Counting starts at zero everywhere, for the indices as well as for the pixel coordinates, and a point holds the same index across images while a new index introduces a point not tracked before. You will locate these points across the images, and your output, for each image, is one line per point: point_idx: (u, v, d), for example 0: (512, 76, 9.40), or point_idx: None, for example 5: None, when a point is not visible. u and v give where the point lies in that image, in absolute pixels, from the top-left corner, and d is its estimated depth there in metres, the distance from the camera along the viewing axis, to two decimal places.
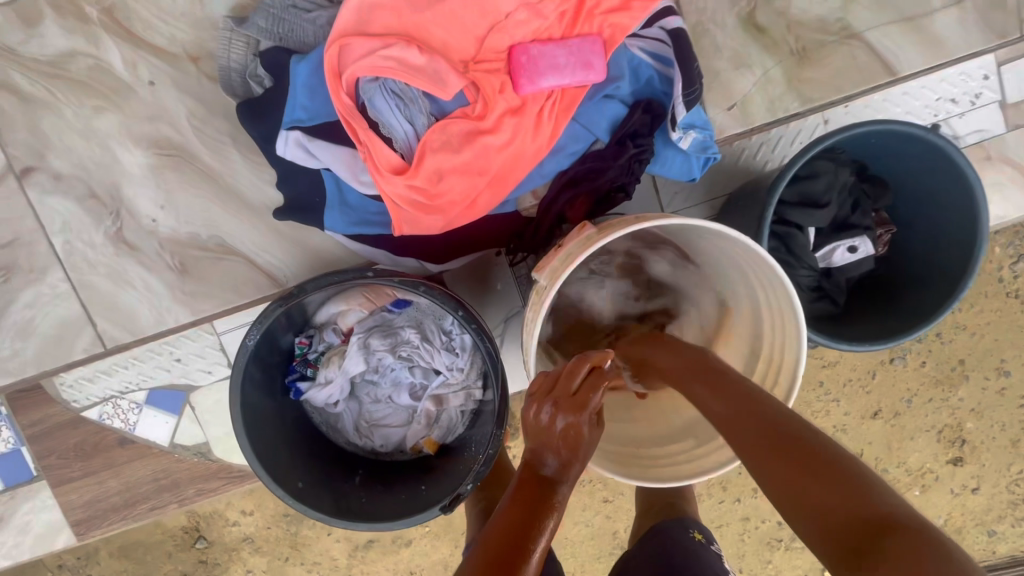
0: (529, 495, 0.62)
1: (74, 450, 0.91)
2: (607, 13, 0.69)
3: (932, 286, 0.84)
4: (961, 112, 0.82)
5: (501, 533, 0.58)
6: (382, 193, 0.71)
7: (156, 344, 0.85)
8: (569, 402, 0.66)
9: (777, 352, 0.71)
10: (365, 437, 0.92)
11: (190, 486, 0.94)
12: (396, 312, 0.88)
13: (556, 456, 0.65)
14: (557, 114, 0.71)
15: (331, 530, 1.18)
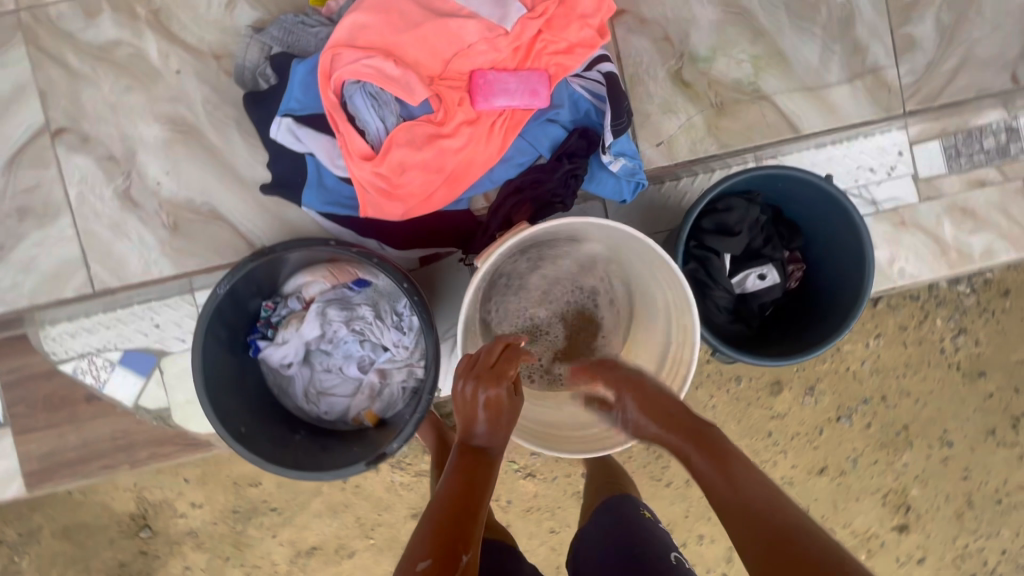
0: (469, 464, 0.72)
1: (43, 401, 1.02)
2: (553, 54, 0.85)
3: (830, 316, 0.96)
4: (879, 180, 1.00)
5: (451, 499, 0.67)
6: (352, 176, 0.84)
7: (140, 308, 0.98)
8: (489, 375, 0.77)
9: (681, 349, 0.83)
10: (311, 403, 1.00)
11: (144, 449, 1.04)
12: (356, 290, 0.98)
13: (483, 426, 0.75)
14: (507, 129, 0.86)
15: (275, 533, 1.44)
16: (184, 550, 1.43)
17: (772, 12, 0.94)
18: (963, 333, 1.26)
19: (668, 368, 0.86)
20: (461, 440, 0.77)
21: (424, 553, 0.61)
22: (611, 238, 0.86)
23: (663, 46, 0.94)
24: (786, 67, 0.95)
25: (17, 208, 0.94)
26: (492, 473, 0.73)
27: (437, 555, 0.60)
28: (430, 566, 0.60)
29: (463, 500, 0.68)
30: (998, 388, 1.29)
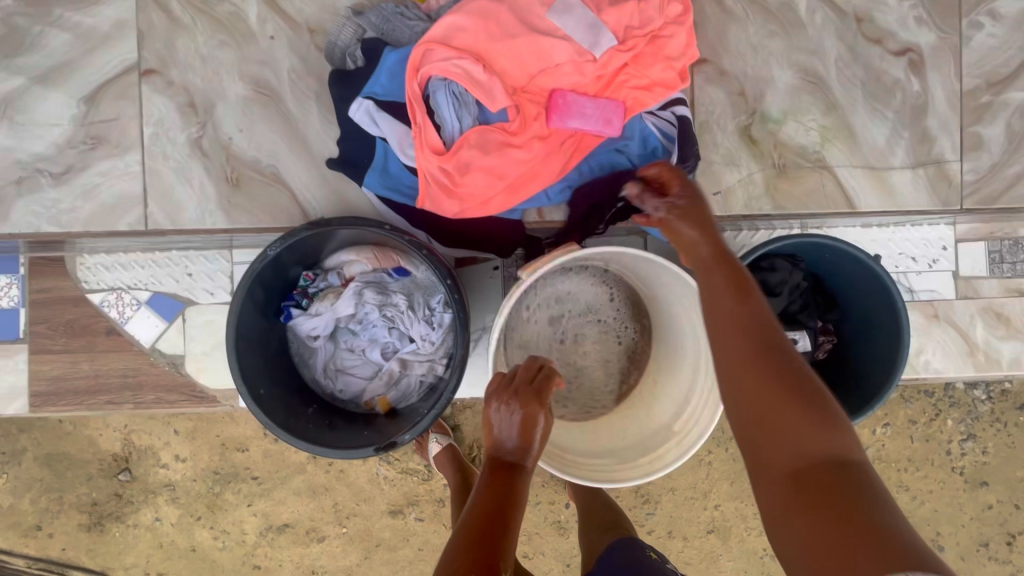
0: (501, 481, 0.76)
1: (65, 326, 1.04)
2: (633, 88, 0.87)
3: (854, 393, 0.96)
4: (919, 269, 1.00)
5: (484, 518, 0.73)
6: (418, 167, 0.87)
7: (177, 255, 1.01)
8: (527, 393, 0.78)
9: (705, 398, 0.84)
10: (329, 379, 1.01)
11: (150, 392, 1.06)
12: (394, 277, 1.00)
13: (514, 442, 0.78)
14: (574, 151, 0.88)
15: (252, 504, 1.45)
16: (158, 501, 1.45)
17: (848, 89, 0.96)
18: (971, 439, 1.34)
19: (688, 414, 0.86)
20: (490, 455, 0.79)
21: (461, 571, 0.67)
22: (647, 268, 0.90)
23: (737, 100, 0.96)
24: (852, 143, 0.97)
25: (92, 135, 0.97)
26: (519, 488, 0.76)
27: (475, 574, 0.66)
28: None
29: (494, 520, 0.72)
30: (998, 500, 1.37)
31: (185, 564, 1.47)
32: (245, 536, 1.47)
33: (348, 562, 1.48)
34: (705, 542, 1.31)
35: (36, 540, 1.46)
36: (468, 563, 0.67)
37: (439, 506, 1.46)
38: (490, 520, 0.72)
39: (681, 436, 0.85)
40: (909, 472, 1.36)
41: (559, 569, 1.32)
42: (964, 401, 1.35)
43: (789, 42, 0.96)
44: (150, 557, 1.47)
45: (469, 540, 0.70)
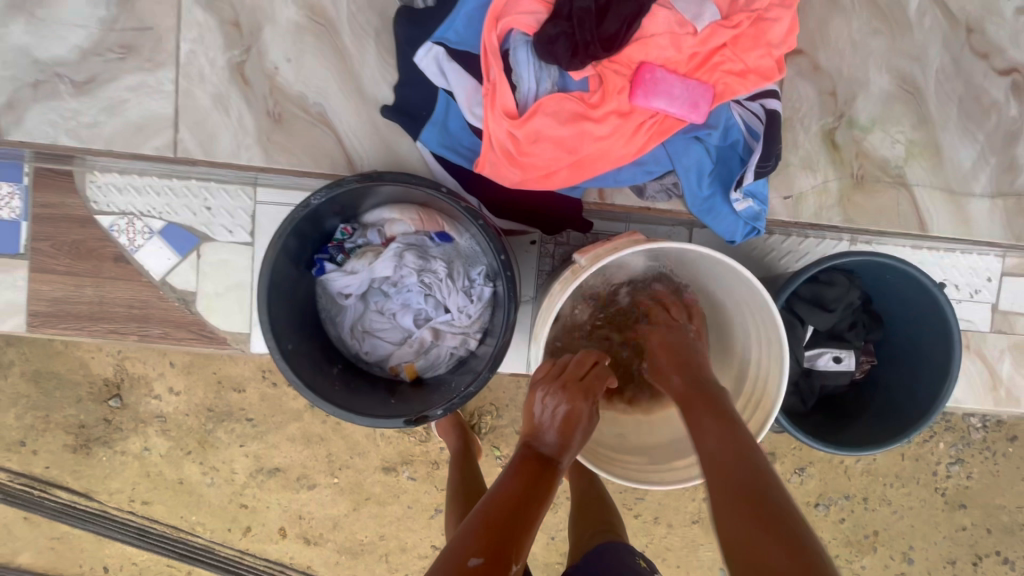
0: (534, 471, 0.71)
1: (69, 247, 0.97)
2: (726, 72, 0.80)
3: (890, 417, 0.94)
4: (959, 298, 0.96)
5: (510, 504, 0.67)
6: (484, 128, 0.80)
7: (196, 186, 0.94)
8: (576, 385, 0.77)
9: (750, 410, 0.81)
10: (355, 340, 0.96)
11: (157, 326, 1.00)
12: (436, 242, 0.94)
13: (554, 435, 0.74)
14: (652, 133, 0.82)
15: (244, 445, 1.43)
16: (148, 431, 1.42)
17: (944, 104, 0.90)
18: (959, 464, 1.36)
19: None
20: (524, 443, 0.76)
21: (477, 551, 0.61)
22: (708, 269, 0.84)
23: (827, 100, 0.90)
24: (937, 163, 0.91)
25: (122, 43, 0.90)
26: (553, 485, 0.71)
27: (489, 555, 0.61)
28: (480, 564, 0.60)
29: (520, 506, 0.67)
30: (973, 523, 1.40)
31: (170, 495, 1.45)
32: (234, 475, 1.45)
33: (335, 512, 1.48)
34: (689, 531, 1.33)
35: (19, 456, 1.42)
36: (485, 550, 0.61)
37: (432, 468, 1.46)
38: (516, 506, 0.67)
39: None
40: (895, 487, 1.39)
41: (543, 541, 1.34)
42: (961, 426, 1.36)
43: (892, 42, 0.89)
44: (136, 485, 1.44)
45: (489, 521, 0.65)
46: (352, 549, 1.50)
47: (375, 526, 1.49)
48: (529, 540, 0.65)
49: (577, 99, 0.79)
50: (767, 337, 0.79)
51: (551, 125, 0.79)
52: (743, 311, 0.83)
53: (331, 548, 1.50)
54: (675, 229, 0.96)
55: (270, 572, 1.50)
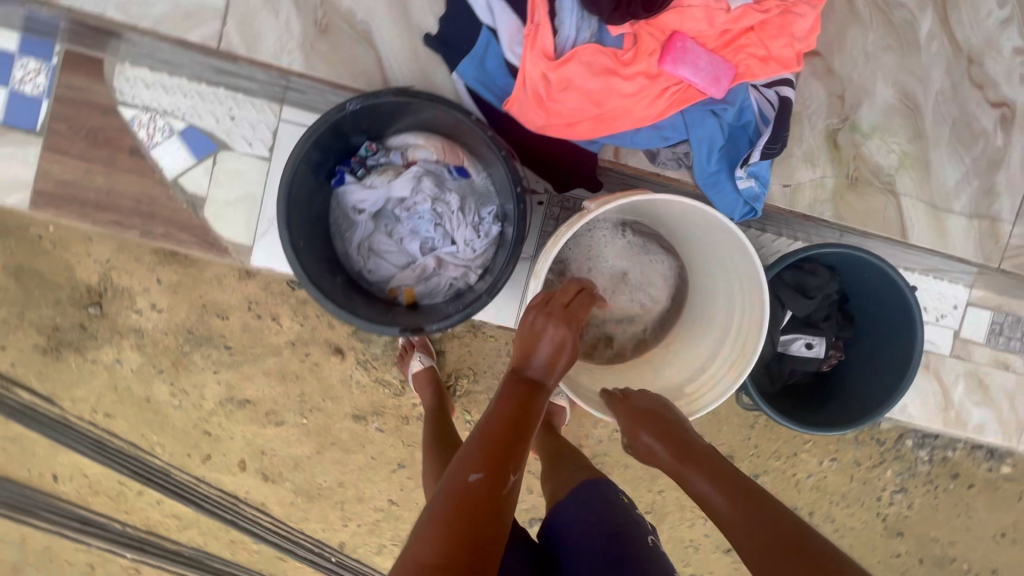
0: (524, 394, 0.75)
1: (87, 133, 1.13)
2: (749, 54, 0.86)
3: (851, 407, 1.00)
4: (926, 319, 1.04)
5: (507, 426, 0.71)
6: (521, 68, 0.85)
7: (222, 98, 1.12)
8: (562, 314, 0.81)
9: (725, 368, 0.87)
10: (360, 257, 1.00)
11: (162, 211, 1.16)
12: (454, 176, 0.98)
13: (542, 360, 0.78)
14: (674, 100, 0.88)
15: (218, 372, 1.40)
16: (122, 344, 1.38)
17: (938, 123, 0.98)
18: (903, 493, 1.42)
19: (701, 381, 0.90)
20: (512, 368, 0.79)
21: (478, 467, 0.65)
22: (706, 233, 0.91)
23: (835, 102, 0.97)
24: (924, 176, 0.99)
25: None
26: (539, 402, 0.75)
27: (490, 468, 0.65)
28: (482, 477, 0.64)
29: (519, 426, 0.71)
30: (907, 551, 1.47)
31: (135, 412, 1.43)
32: (203, 401, 1.43)
33: (297, 453, 1.48)
34: None
35: None
36: (490, 468, 0.65)
37: (402, 423, 1.48)
38: (516, 428, 0.71)
39: (691, 398, 0.90)
40: (839, 507, 1.45)
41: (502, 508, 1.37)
42: (916, 458, 1.41)
43: (901, 59, 0.97)
44: (101, 396, 1.41)
45: (488, 441, 0.69)
46: (309, 492, 1.50)
47: (336, 472, 1.50)
48: (525, 450, 0.70)
49: (610, 55, 0.84)
50: (751, 302, 0.86)
51: (583, 76, 0.84)
52: (733, 279, 0.90)
53: (288, 488, 1.50)
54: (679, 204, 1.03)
55: (223, 504, 1.50)
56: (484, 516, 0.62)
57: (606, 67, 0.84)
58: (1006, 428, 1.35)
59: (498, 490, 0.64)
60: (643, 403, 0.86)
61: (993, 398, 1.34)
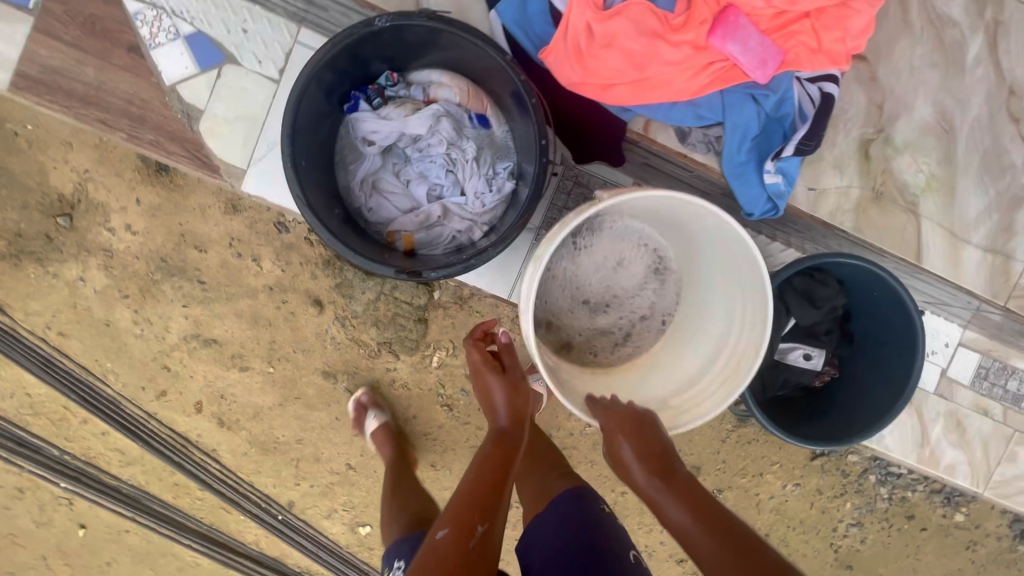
0: (500, 458, 0.98)
1: (87, 22, 1.11)
2: (801, 43, 0.83)
3: (840, 426, 0.99)
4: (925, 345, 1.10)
5: (473, 481, 0.93)
6: (564, 12, 0.81)
7: (237, 11, 1.13)
8: (507, 376, 1.11)
9: (730, 362, 0.95)
10: (362, 193, 0.94)
11: (157, 114, 1.14)
12: (473, 123, 0.93)
13: (506, 417, 1.07)
14: (715, 79, 0.84)
15: None
16: None
17: (967, 153, 1.03)
18: (858, 526, 1.42)
19: (706, 379, 0.97)
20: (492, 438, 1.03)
21: (445, 526, 0.86)
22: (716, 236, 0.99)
23: (873, 112, 1.00)
24: (946, 202, 1.04)
25: None
26: (515, 456, 0.99)
27: (454, 528, 0.85)
28: (448, 532, 0.85)
29: (489, 492, 0.91)
30: None
31: None
32: None
33: None
34: None
35: None
36: (461, 526, 0.85)
37: None
38: (486, 492, 0.91)
39: (686, 406, 0.98)
40: (796, 532, 1.45)
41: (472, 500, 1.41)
42: (878, 492, 1.41)
43: (945, 80, 1.00)
44: None
45: (466, 507, 0.88)
46: None
47: None
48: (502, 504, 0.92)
49: (658, 15, 0.80)
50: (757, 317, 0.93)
51: (627, 33, 0.80)
52: (737, 293, 0.98)
53: None
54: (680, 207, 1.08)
55: None
56: (459, 564, 0.81)
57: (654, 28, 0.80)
58: (977, 472, 1.35)
59: (465, 538, 0.84)
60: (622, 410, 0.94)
61: (970, 440, 1.34)
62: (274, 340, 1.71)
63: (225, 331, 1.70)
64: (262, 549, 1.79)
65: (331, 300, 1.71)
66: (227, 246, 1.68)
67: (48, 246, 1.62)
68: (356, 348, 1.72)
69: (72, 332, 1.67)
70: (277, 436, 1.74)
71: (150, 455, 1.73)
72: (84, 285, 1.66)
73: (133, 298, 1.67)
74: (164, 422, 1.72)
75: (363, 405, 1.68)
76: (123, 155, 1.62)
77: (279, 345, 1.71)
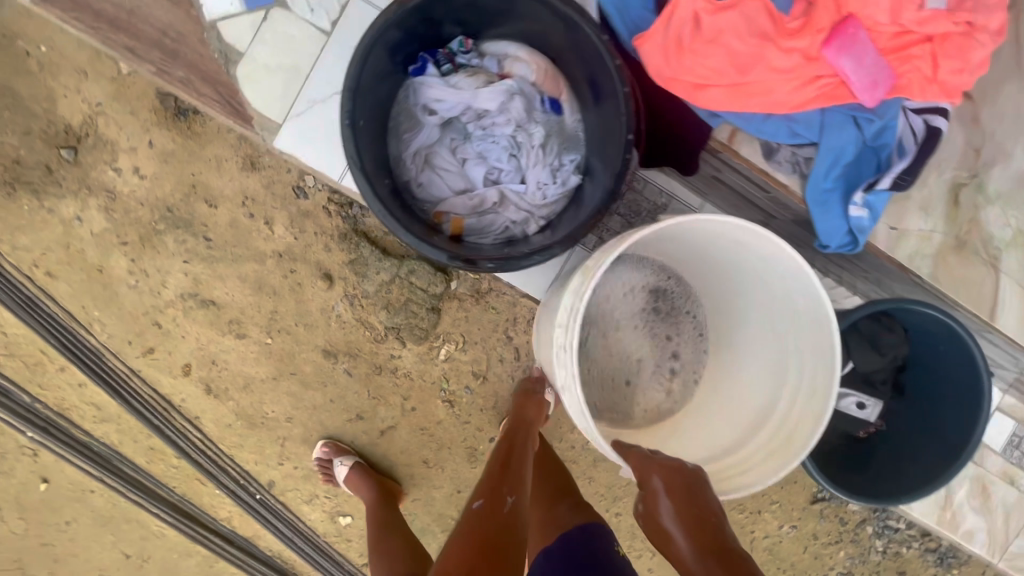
0: (517, 444, 1.30)
1: None
2: (914, 68, 0.91)
3: (899, 476, 1.18)
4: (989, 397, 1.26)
5: (499, 461, 1.25)
6: (677, 2, 0.92)
7: None
8: (525, 395, 1.49)
9: (797, 413, 1.03)
10: (417, 165, 0.98)
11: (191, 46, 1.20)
12: (540, 108, 0.98)
13: (528, 415, 1.42)
14: (819, 93, 0.94)
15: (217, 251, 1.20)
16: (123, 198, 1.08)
17: None
18: None
19: (767, 435, 1.06)
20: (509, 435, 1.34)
21: (480, 497, 1.12)
22: (774, 296, 1.10)
23: (969, 154, 1.12)
24: None
25: None
26: (526, 449, 1.29)
27: (487, 498, 1.12)
28: (481, 502, 1.12)
29: (511, 466, 1.22)
30: None
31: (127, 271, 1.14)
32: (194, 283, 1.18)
33: None
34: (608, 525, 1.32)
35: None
36: (490, 486, 1.15)
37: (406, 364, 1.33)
38: (510, 472, 1.20)
39: (741, 462, 1.06)
40: None
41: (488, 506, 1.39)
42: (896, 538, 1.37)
43: None
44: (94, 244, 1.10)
45: (495, 473, 1.20)
46: None
47: None
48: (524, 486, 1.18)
49: (771, 22, 0.90)
50: (812, 382, 1.02)
51: (740, 32, 0.90)
52: (790, 353, 1.08)
53: None
54: (750, 219, 1.24)
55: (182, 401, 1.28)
56: (492, 522, 1.07)
57: (764, 32, 0.90)
58: (994, 541, 1.33)
59: (494, 504, 1.11)
60: (681, 474, 1.01)
61: (992, 507, 1.31)
62: (276, 310, 1.62)
63: (225, 293, 1.61)
64: (234, 527, 1.69)
65: (342, 276, 1.61)
66: (240, 204, 1.59)
67: (48, 178, 1.54)
68: (361, 330, 1.63)
69: (62, 273, 1.57)
70: (266, 411, 1.65)
71: (127, 415, 1.62)
72: (82, 225, 1.57)
73: (132, 246, 1.58)
74: (147, 382, 1.62)
75: (328, 458, 1.64)
76: (142, 94, 1.54)
77: (280, 316, 1.62)
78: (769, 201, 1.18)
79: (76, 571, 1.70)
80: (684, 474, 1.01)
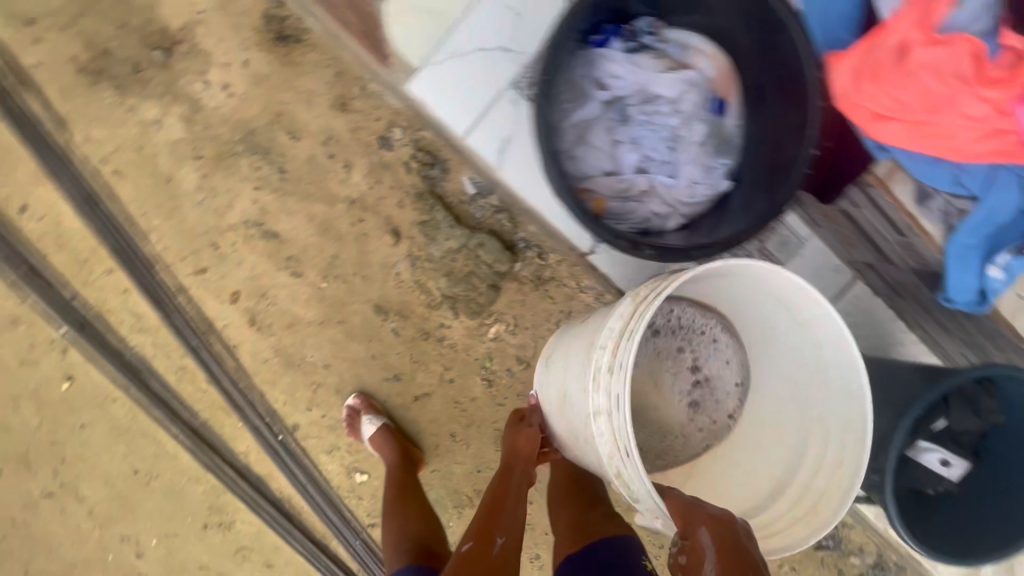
0: (507, 477, 1.30)
1: None
2: None
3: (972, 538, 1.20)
4: None
5: (491, 497, 1.27)
6: (891, 26, 1.01)
7: None
8: (517, 417, 1.43)
9: (821, 474, 1.06)
10: (580, 131, 1.23)
11: None
12: (697, 104, 1.24)
13: (521, 440, 1.36)
14: (999, 145, 1.01)
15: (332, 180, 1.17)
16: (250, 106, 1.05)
17: None
18: None
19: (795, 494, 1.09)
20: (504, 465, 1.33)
21: (469, 539, 1.18)
22: (804, 357, 1.13)
23: None
24: None
25: None
26: (516, 483, 1.29)
27: (476, 541, 1.17)
28: (471, 544, 1.17)
29: (500, 505, 1.25)
30: None
31: None
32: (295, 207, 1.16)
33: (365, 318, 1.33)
34: None
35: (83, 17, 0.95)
36: (481, 528, 1.20)
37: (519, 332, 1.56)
38: (500, 511, 1.23)
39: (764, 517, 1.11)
40: None
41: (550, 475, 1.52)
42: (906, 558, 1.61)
43: None
44: None
45: (486, 513, 1.23)
46: None
47: None
48: (518, 524, 1.23)
49: (977, 68, 0.98)
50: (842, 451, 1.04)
51: (942, 70, 0.99)
52: (815, 412, 1.11)
53: None
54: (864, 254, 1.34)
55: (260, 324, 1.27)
56: (485, 565, 1.13)
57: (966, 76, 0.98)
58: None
59: (485, 547, 1.16)
60: (727, 530, 1.01)
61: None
62: (336, 256, 1.59)
63: (290, 229, 1.57)
64: (249, 463, 1.66)
65: (411, 235, 1.59)
66: (322, 142, 1.56)
67: (134, 76, 1.51)
68: (418, 293, 1.61)
69: (129, 175, 1.53)
70: (305, 355, 1.62)
71: (165, 330, 1.59)
72: (159, 130, 1.53)
73: (206, 162, 1.54)
74: (193, 301, 1.58)
75: (358, 411, 1.61)
76: (248, 12, 1.52)
77: (340, 263, 1.59)
78: (898, 245, 1.24)
79: (81, 476, 1.67)
80: (727, 528, 1.02)
